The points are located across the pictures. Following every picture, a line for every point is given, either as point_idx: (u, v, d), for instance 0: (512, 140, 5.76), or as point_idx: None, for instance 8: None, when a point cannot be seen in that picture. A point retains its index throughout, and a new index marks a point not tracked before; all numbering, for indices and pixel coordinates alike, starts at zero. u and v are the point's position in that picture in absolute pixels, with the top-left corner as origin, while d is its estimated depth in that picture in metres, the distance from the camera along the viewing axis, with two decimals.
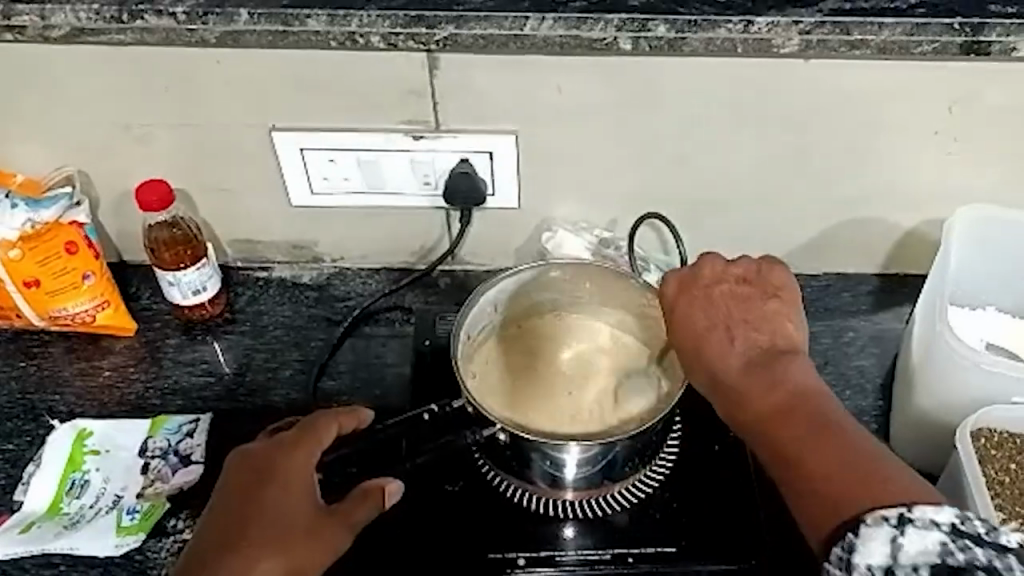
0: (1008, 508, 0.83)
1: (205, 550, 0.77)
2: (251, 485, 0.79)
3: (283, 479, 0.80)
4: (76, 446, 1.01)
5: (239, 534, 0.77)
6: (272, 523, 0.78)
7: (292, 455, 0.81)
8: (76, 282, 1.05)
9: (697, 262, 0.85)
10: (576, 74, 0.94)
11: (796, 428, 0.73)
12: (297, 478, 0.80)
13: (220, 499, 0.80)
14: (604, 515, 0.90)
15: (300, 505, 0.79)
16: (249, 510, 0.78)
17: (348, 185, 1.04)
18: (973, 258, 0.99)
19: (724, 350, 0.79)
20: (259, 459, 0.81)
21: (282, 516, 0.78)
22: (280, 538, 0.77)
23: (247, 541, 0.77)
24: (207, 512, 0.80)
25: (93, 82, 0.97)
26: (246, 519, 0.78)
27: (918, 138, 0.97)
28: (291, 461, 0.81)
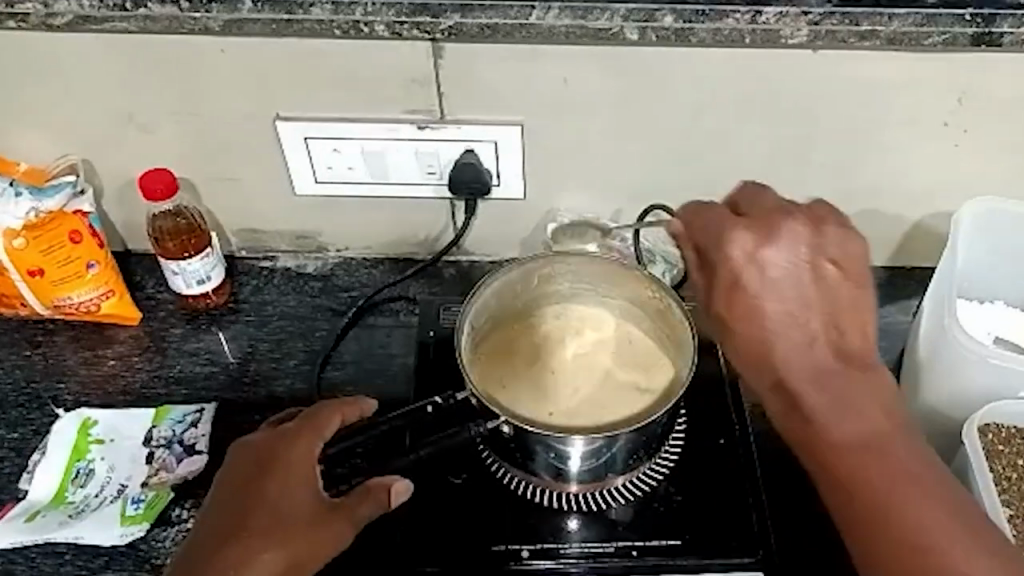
0: (1015, 504, 0.82)
1: (207, 541, 0.77)
2: (253, 477, 0.79)
3: (286, 470, 0.80)
4: (81, 435, 1.01)
5: (241, 525, 0.77)
6: (275, 515, 0.78)
7: (294, 447, 0.81)
8: (80, 271, 1.05)
9: (774, 228, 0.77)
10: (581, 64, 0.93)
11: (864, 463, 0.72)
12: (300, 470, 0.80)
13: (223, 490, 0.80)
14: (608, 508, 0.89)
15: (302, 498, 0.79)
16: (252, 502, 0.78)
17: (352, 175, 1.03)
18: (982, 252, 0.98)
19: (796, 357, 0.75)
20: (262, 451, 0.81)
21: (284, 508, 0.78)
22: (283, 531, 0.77)
23: (249, 531, 0.77)
24: (210, 503, 0.80)
25: (97, 70, 0.97)
26: (248, 511, 0.78)
27: (927, 130, 0.96)
28: (294, 453, 0.81)
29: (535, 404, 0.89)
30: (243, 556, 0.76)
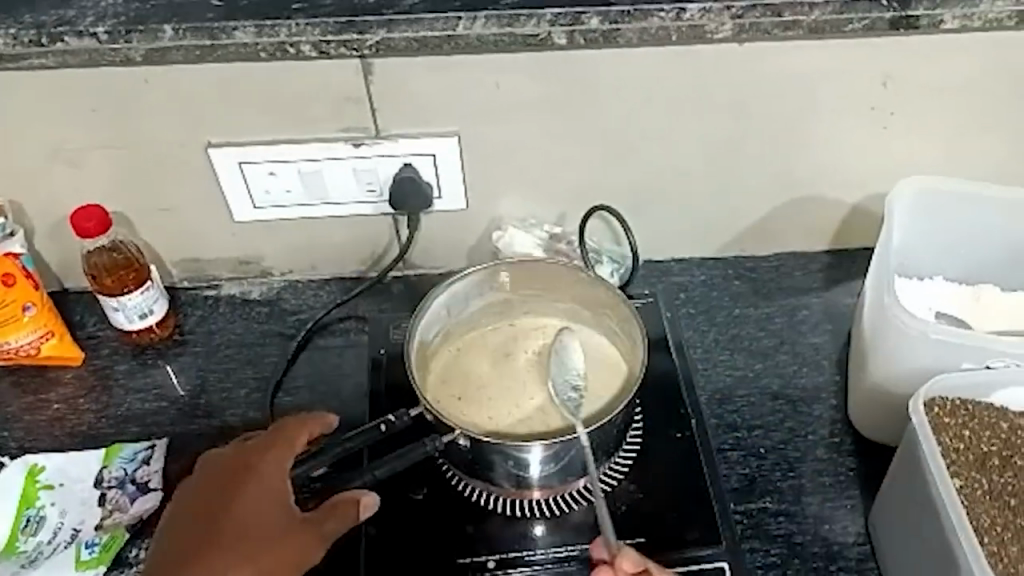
0: (963, 474, 0.78)
1: (171, 556, 0.76)
2: (221, 491, 0.78)
3: (255, 484, 0.78)
4: (28, 481, 0.97)
5: (208, 538, 0.76)
6: (241, 529, 0.76)
7: (264, 461, 0.80)
8: (17, 314, 1.02)
9: None
10: (513, 72, 0.93)
11: None
12: (272, 482, 0.79)
13: (190, 504, 0.79)
14: (573, 511, 0.89)
15: (269, 511, 0.78)
16: (220, 515, 0.77)
17: (289, 197, 1.02)
18: (917, 230, 1.00)
19: None
20: (231, 465, 0.80)
21: (250, 519, 0.77)
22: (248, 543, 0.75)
23: (217, 546, 0.75)
24: (175, 518, 0.79)
25: (20, 109, 0.94)
26: (215, 524, 0.76)
27: (857, 113, 0.98)
28: (264, 467, 0.80)
29: (493, 413, 0.88)
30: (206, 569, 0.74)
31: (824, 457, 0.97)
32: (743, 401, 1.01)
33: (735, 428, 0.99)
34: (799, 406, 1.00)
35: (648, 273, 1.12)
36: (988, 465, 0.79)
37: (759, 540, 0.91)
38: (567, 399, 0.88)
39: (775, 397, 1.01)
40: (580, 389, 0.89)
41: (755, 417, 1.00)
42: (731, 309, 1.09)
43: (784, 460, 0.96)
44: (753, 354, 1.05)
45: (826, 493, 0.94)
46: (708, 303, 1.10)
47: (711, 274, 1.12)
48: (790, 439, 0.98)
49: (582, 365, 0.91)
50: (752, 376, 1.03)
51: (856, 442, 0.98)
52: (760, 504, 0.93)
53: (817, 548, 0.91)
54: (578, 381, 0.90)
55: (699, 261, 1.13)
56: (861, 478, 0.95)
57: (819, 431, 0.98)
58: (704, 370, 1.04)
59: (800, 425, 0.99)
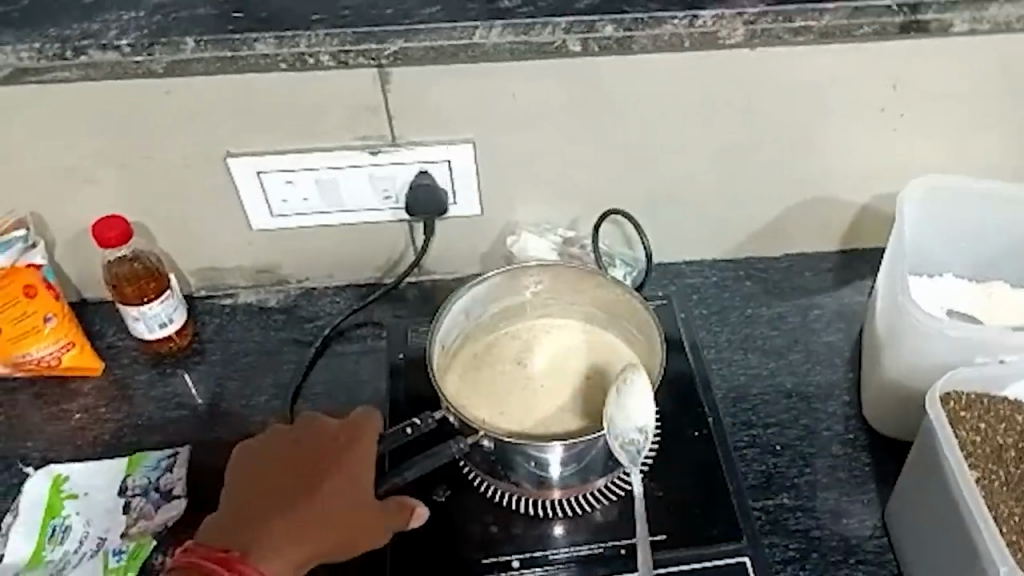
0: (980, 466, 0.79)
1: (244, 508, 0.80)
2: (306, 462, 0.82)
3: (334, 470, 0.81)
4: (53, 491, 0.98)
5: (278, 504, 0.79)
6: (310, 504, 0.79)
7: (354, 448, 0.82)
8: (38, 325, 1.03)
9: None
10: (528, 79, 0.95)
11: None
12: (352, 467, 0.81)
13: (273, 465, 0.82)
14: (592, 510, 0.90)
15: (338, 498, 0.80)
16: (296, 485, 0.80)
17: (308, 206, 1.04)
18: (926, 228, 1.02)
19: None
20: (324, 442, 0.83)
21: (321, 500, 0.79)
22: (309, 521, 0.78)
23: (287, 514, 0.78)
24: (258, 472, 0.83)
25: (43, 124, 0.96)
26: (291, 492, 0.80)
27: (866, 115, 1.00)
28: (351, 454, 0.82)
29: (514, 416, 0.89)
30: (267, 533, 0.77)
31: (840, 453, 0.98)
32: (758, 399, 1.02)
33: (751, 426, 1.00)
34: (813, 404, 1.02)
35: (661, 276, 1.14)
36: (1004, 457, 0.80)
37: (778, 535, 0.92)
38: (630, 443, 0.86)
39: (789, 395, 1.02)
40: (644, 430, 0.87)
41: (770, 414, 1.01)
42: (743, 309, 1.10)
43: (800, 456, 0.98)
44: (766, 353, 1.06)
45: (842, 488, 0.95)
46: (721, 304, 1.11)
47: (722, 276, 1.13)
48: (806, 436, 0.99)
49: (648, 405, 0.87)
50: (765, 375, 1.04)
51: (871, 438, 0.99)
52: (776, 500, 0.94)
53: (835, 542, 0.92)
54: (642, 423, 0.87)
55: (710, 263, 1.14)
56: (876, 473, 0.96)
57: (833, 427, 1.00)
58: (718, 370, 1.05)
59: (814, 422, 1.00)
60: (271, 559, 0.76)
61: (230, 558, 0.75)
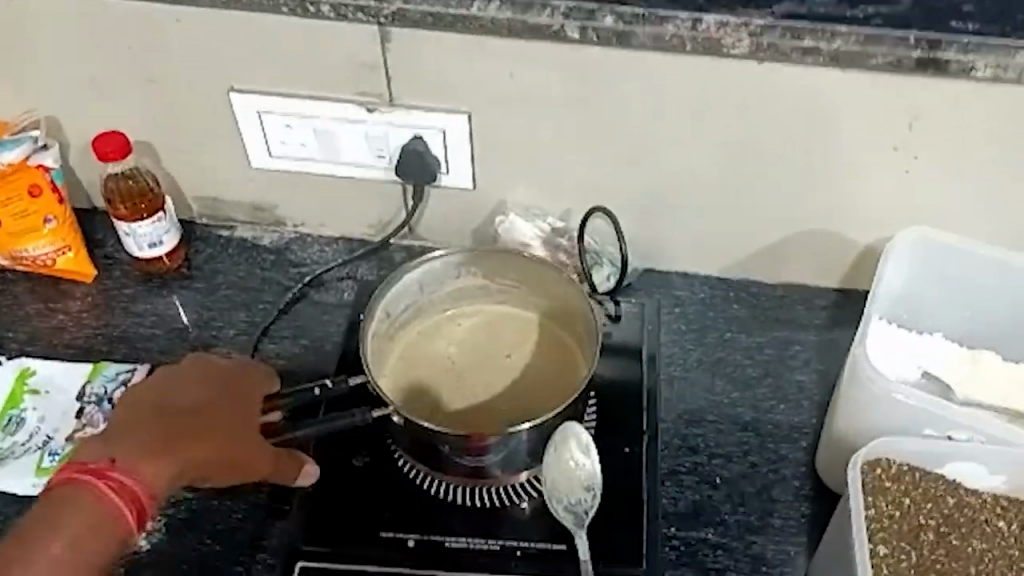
0: (890, 542, 0.76)
1: (127, 422, 0.80)
2: (198, 392, 0.84)
3: (225, 404, 0.84)
4: (18, 383, 1.03)
5: (163, 421, 0.81)
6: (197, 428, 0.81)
7: (249, 391, 0.86)
8: (38, 225, 1.08)
9: None
10: (529, 61, 0.93)
11: None
12: (250, 406, 0.85)
13: (167, 393, 0.84)
14: (506, 505, 0.89)
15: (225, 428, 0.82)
16: (184, 409, 0.82)
17: (304, 152, 1.05)
18: (920, 281, 0.97)
19: None
20: (219, 378, 0.86)
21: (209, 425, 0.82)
22: (196, 441, 0.80)
23: (183, 438, 0.80)
24: (146, 393, 0.84)
25: (60, 34, 0.99)
26: (177, 414, 0.82)
27: (876, 153, 0.95)
28: (249, 396, 0.86)
29: (439, 396, 0.90)
30: (152, 445, 0.78)
31: (780, 498, 0.95)
32: (712, 427, 1.00)
33: (695, 453, 0.98)
34: (766, 441, 0.99)
35: (647, 283, 1.11)
36: (921, 538, 0.76)
37: (692, 568, 0.91)
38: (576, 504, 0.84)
39: (744, 428, 1.00)
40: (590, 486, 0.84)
41: (720, 445, 0.98)
42: (723, 332, 1.07)
43: (738, 493, 0.95)
44: (733, 381, 1.03)
45: (772, 534, 0.93)
46: (701, 323, 1.08)
47: (710, 294, 1.10)
48: (749, 473, 0.96)
49: (591, 459, 0.83)
50: (726, 404, 1.01)
51: (816, 488, 0.95)
52: (700, 534, 0.92)
53: None
54: (586, 480, 0.83)
55: (701, 280, 1.11)
56: (812, 526, 0.93)
57: (782, 471, 0.97)
58: (680, 390, 1.02)
59: (763, 460, 0.97)
60: (152, 469, 0.77)
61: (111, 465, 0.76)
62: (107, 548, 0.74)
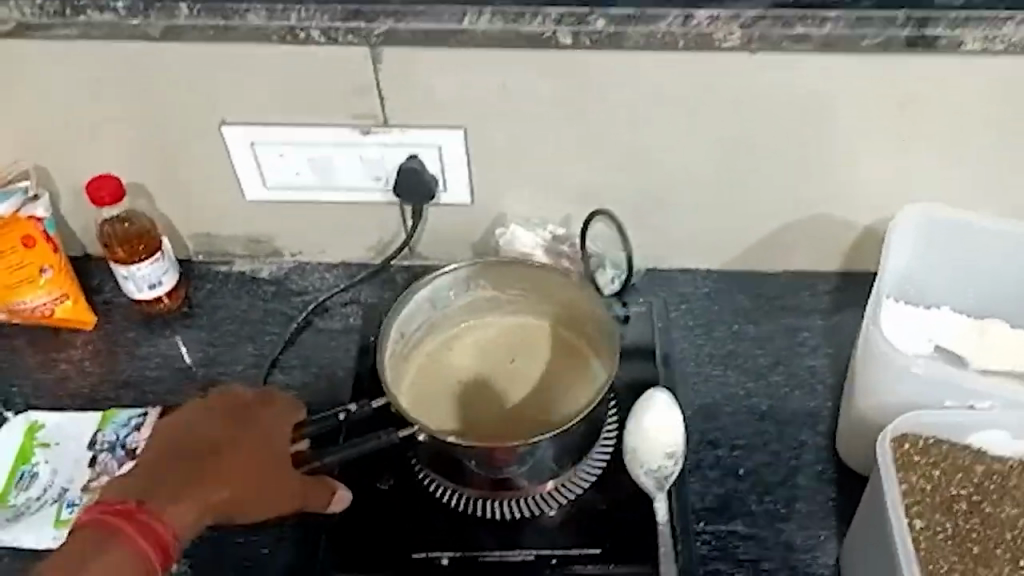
0: (925, 516, 0.76)
1: (144, 465, 0.78)
2: (220, 423, 0.82)
3: (249, 438, 0.81)
4: (27, 438, 1.02)
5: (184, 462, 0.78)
6: (219, 464, 0.79)
7: (274, 418, 0.84)
8: (34, 276, 1.07)
9: None
10: (521, 70, 0.94)
11: None
12: (274, 432, 0.83)
13: (186, 429, 0.81)
14: (536, 514, 0.88)
15: (249, 463, 0.80)
16: (205, 446, 0.80)
17: (299, 180, 1.05)
18: (923, 256, 0.98)
19: None
20: (241, 410, 0.83)
21: (231, 462, 0.79)
22: (220, 480, 0.78)
23: (207, 478, 0.78)
24: (164, 431, 0.81)
25: (46, 80, 0.99)
26: (197, 452, 0.79)
27: (869, 134, 0.96)
28: (273, 421, 0.83)
29: (459, 412, 0.90)
30: (172, 490, 0.76)
31: (804, 484, 0.95)
32: (730, 419, 1.00)
33: (716, 447, 0.98)
34: (784, 429, 0.99)
35: (650, 282, 1.11)
36: (955, 509, 0.77)
37: (726, 562, 0.90)
38: (660, 468, 0.87)
39: (761, 418, 1.00)
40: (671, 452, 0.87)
41: (740, 437, 0.98)
42: (730, 325, 1.08)
43: (762, 483, 0.95)
44: (746, 372, 1.04)
45: (801, 521, 0.93)
46: (707, 317, 1.08)
47: (713, 288, 1.11)
48: (771, 462, 0.97)
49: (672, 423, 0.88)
50: (741, 395, 1.02)
51: (839, 471, 0.96)
52: (730, 527, 0.92)
53: None
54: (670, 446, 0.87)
55: (704, 274, 1.11)
56: (839, 509, 0.93)
57: (804, 457, 0.97)
58: (694, 385, 1.03)
59: (783, 448, 0.98)
60: (173, 512, 0.75)
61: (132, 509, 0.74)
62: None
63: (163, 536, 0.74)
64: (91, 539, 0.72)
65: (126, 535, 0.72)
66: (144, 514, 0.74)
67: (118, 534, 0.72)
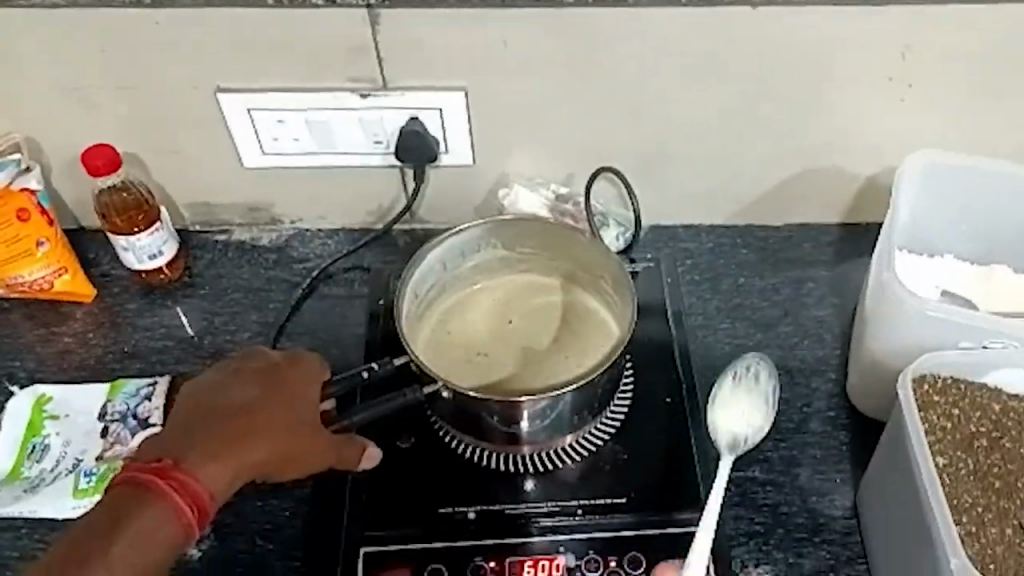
0: (948, 453, 0.80)
1: (175, 427, 0.78)
2: (249, 385, 0.81)
3: (278, 399, 0.81)
4: (36, 411, 1.01)
5: (216, 423, 0.78)
6: (252, 424, 0.78)
7: (302, 378, 0.84)
8: (30, 249, 1.04)
9: None
10: (523, 26, 0.92)
11: None
12: (303, 392, 0.83)
13: (216, 392, 0.81)
14: (559, 469, 0.90)
15: (279, 424, 0.80)
16: (236, 407, 0.79)
17: (299, 145, 1.03)
18: (928, 203, 0.99)
19: None
20: (267, 372, 0.83)
21: (262, 423, 0.79)
22: (253, 440, 0.78)
23: (241, 438, 0.77)
24: (194, 394, 0.81)
25: (34, 49, 0.96)
26: (228, 413, 0.79)
27: (873, 84, 0.96)
28: (302, 382, 0.83)
29: (480, 370, 0.91)
30: (207, 450, 0.76)
31: (818, 431, 0.96)
32: None
33: None
34: (796, 378, 1.00)
35: (654, 238, 1.11)
36: (975, 445, 0.80)
37: (745, 509, 0.91)
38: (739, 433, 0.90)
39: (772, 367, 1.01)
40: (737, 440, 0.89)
41: None
42: (736, 278, 1.08)
43: (777, 431, 0.96)
44: (754, 324, 1.04)
45: (817, 466, 0.94)
46: (714, 271, 1.09)
47: (718, 242, 1.11)
48: (785, 410, 0.97)
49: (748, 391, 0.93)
50: (751, 346, 1.02)
51: (852, 417, 0.97)
52: (747, 474, 0.93)
53: (801, 519, 0.91)
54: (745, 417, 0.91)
55: (708, 229, 1.11)
56: (853, 453, 0.95)
57: (816, 404, 0.98)
58: (703, 338, 1.03)
59: (795, 396, 0.98)
60: (207, 473, 0.75)
61: (165, 469, 0.73)
62: (166, 555, 0.71)
63: (198, 497, 0.73)
64: (126, 499, 0.71)
65: (161, 496, 0.72)
66: (178, 475, 0.73)
67: (153, 495, 0.72)
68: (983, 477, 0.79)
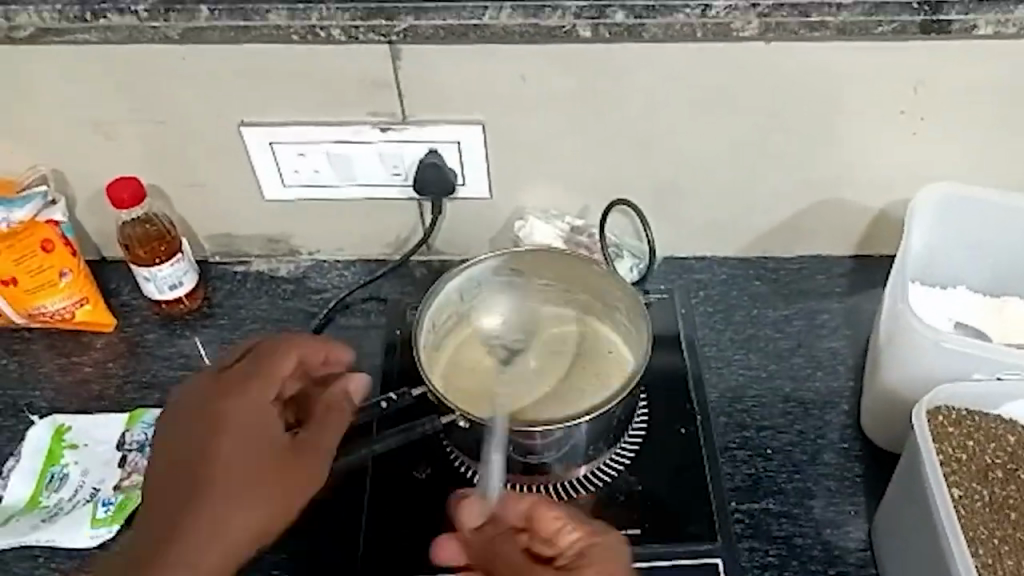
0: (963, 484, 0.80)
1: (206, 453, 0.77)
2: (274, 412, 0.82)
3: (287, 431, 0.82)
4: (55, 440, 1.02)
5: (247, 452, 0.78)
6: (282, 458, 0.80)
7: (331, 406, 0.85)
8: (53, 280, 1.06)
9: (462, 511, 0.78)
10: (540, 61, 0.94)
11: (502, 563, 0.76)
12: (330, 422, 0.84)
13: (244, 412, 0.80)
14: (573, 499, 0.91)
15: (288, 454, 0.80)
16: (267, 436, 0.80)
17: (319, 178, 1.05)
18: (940, 236, 1.00)
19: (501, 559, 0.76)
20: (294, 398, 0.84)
21: (279, 459, 0.80)
22: (284, 475, 0.79)
23: (275, 474, 0.79)
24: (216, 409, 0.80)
25: (63, 84, 0.99)
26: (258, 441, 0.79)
27: (884, 117, 0.97)
28: (327, 410, 0.85)
29: (498, 401, 0.93)
30: (243, 487, 0.77)
31: (832, 462, 0.96)
32: (754, 400, 1.01)
33: (744, 428, 0.99)
34: (810, 410, 1.00)
35: (668, 270, 1.12)
36: (990, 477, 0.81)
37: (760, 540, 0.91)
38: None
39: (786, 399, 1.01)
40: None
41: (765, 418, 0.99)
42: (749, 309, 1.09)
43: (791, 462, 0.96)
44: (767, 355, 1.05)
45: (832, 497, 0.94)
46: (727, 302, 1.09)
47: (732, 274, 1.11)
48: (798, 441, 0.98)
49: None
50: (765, 377, 1.03)
51: (866, 449, 0.97)
52: (762, 505, 0.93)
53: (816, 552, 0.91)
54: None
55: (721, 261, 1.12)
56: (868, 485, 0.95)
57: (829, 435, 0.98)
58: (717, 369, 1.04)
59: (809, 428, 0.99)
60: (240, 513, 0.76)
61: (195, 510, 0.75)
62: None
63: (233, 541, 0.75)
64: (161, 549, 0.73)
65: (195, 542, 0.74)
66: (210, 518, 0.75)
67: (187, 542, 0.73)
68: (999, 507, 0.79)
